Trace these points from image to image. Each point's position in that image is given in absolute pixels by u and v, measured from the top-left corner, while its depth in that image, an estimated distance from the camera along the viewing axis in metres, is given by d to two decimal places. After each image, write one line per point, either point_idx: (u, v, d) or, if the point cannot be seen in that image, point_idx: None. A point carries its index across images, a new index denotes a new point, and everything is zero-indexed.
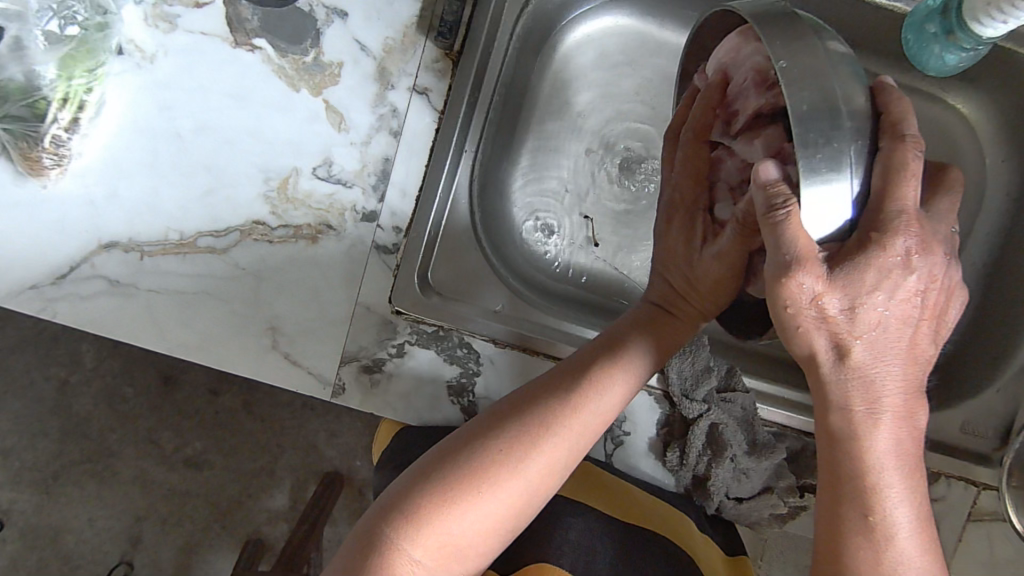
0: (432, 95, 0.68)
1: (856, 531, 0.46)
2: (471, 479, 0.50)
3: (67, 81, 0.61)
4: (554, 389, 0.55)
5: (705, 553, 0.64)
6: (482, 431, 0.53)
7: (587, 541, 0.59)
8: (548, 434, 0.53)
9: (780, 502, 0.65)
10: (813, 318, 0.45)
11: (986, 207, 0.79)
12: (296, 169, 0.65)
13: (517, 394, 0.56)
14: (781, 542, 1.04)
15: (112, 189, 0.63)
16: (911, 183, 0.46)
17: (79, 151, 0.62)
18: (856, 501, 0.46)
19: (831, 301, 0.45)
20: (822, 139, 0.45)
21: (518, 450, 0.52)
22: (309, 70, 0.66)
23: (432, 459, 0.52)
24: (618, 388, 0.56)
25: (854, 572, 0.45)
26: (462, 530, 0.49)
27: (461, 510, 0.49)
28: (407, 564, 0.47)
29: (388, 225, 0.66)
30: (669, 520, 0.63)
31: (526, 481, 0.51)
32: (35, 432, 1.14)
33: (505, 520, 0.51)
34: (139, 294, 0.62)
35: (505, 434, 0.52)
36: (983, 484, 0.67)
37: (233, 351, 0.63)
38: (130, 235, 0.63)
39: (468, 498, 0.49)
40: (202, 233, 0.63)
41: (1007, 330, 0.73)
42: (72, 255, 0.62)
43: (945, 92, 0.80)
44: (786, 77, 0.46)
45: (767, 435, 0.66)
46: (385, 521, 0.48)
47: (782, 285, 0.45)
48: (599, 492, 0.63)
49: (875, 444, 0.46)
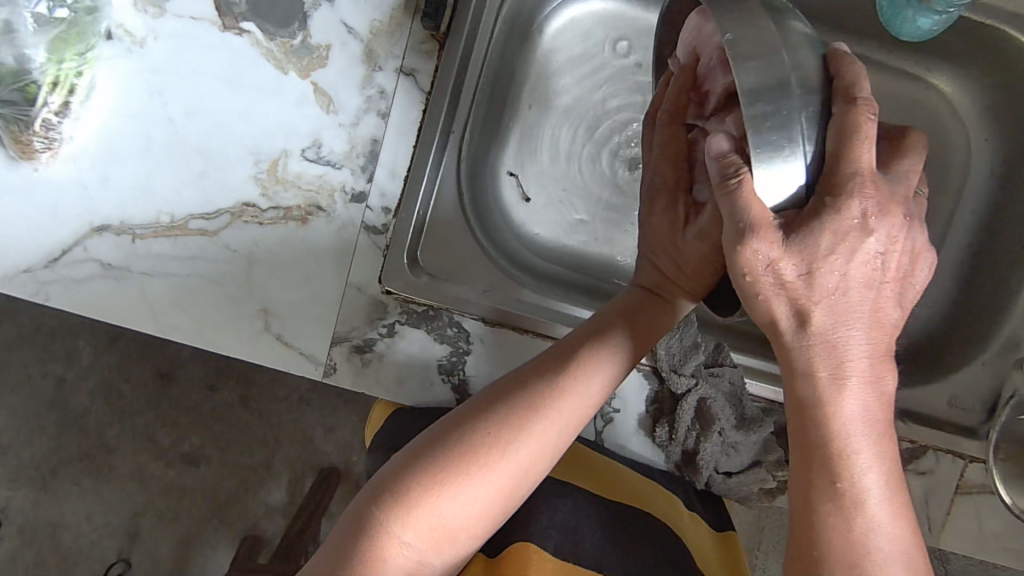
0: (420, 77, 0.68)
1: (826, 500, 0.46)
2: (461, 465, 0.50)
3: (57, 64, 0.61)
4: (541, 374, 0.55)
5: (694, 534, 0.65)
6: (471, 416, 0.53)
7: (574, 520, 0.59)
8: (537, 418, 0.53)
9: (768, 476, 0.65)
10: (772, 284, 0.46)
11: (973, 185, 0.78)
12: (285, 151, 0.65)
13: (505, 379, 0.56)
14: (775, 530, 1.08)
15: (103, 174, 0.64)
16: (865, 145, 0.46)
17: (71, 135, 0.63)
18: (825, 469, 0.47)
19: (788, 267, 0.45)
20: (771, 108, 0.47)
21: (507, 433, 0.52)
22: (297, 53, 0.66)
23: (420, 444, 0.52)
24: (604, 373, 0.57)
25: (825, 540, 0.46)
26: (453, 514, 0.49)
27: (452, 492, 0.49)
28: (397, 546, 0.48)
29: (378, 207, 0.66)
30: (660, 503, 0.64)
31: (516, 464, 0.52)
32: (33, 428, 1.14)
33: (494, 504, 0.51)
34: (131, 277, 0.63)
35: (492, 419, 0.52)
36: (970, 457, 0.67)
37: (224, 331, 0.64)
38: (122, 218, 0.64)
39: (456, 481, 0.50)
40: (193, 216, 0.64)
41: (993, 306, 0.73)
42: (65, 239, 0.63)
43: (928, 71, 0.80)
44: (732, 50, 0.48)
45: (755, 409, 0.66)
46: (375, 504, 0.49)
47: (738, 253, 0.46)
48: (589, 473, 0.64)
49: (840, 410, 0.46)
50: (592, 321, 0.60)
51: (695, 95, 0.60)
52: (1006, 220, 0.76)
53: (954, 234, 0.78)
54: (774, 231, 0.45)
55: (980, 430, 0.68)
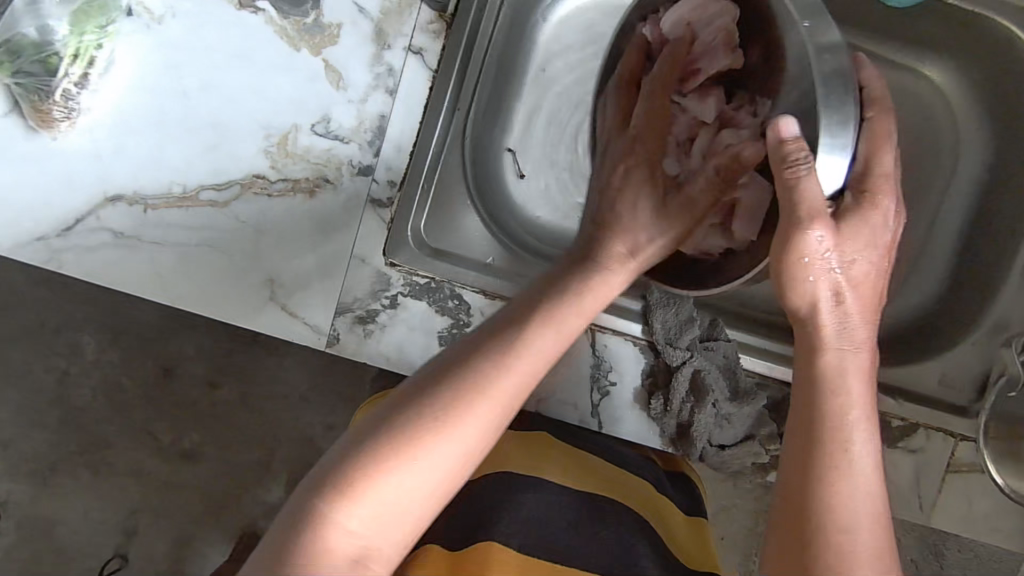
0: (427, 55, 0.70)
1: (829, 468, 0.49)
2: (399, 456, 0.46)
3: (79, 37, 0.64)
4: (478, 352, 0.51)
5: (662, 513, 0.65)
6: (418, 391, 0.49)
7: (541, 511, 0.61)
8: (480, 398, 0.49)
9: (761, 449, 0.67)
10: (824, 266, 0.51)
11: (964, 174, 0.80)
12: (296, 125, 0.67)
13: (450, 351, 0.52)
14: None
15: (119, 144, 0.66)
16: (889, 150, 0.55)
17: (88, 107, 0.65)
18: (830, 438, 0.49)
19: (834, 253, 0.51)
20: (837, 105, 0.54)
21: (456, 406, 0.48)
22: (309, 31, 0.68)
23: (363, 427, 0.48)
24: (546, 347, 0.53)
25: (825, 504, 0.48)
26: (402, 495, 0.46)
27: (400, 473, 0.46)
28: (343, 536, 0.44)
29: (383, 179, 0.68)
30: (623, 486, 0.65)
31: (467, 438, 0.48)
32: (35, 422, 1.16)
33: (449, 483, 0.48)
34: (142, 245, 0.65)
35: (430, 401, 0.48)
36: (960, 434, 0.69)
37: (232, 300, 0.66)
38: (135, 188, 0.66)
39: (406, 461, 0.46)
40: (204, 187, 0.66)
41: (983, 292, 0.74)
42: (79, 207, 0.65)
43: (920, 61, 0.81)
44: (816, 43, 0.54)
45: (748, 383, 0.68)
46: (316, 494, 0.45)
47: (800, 233, 0.50)
48: (551, 460, 0.65)
49: (852, 384, 0.51)
50: (530, 300, 0.56)
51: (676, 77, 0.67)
52: (995, 208, 0.77)
53: (945, 221, 0.79)
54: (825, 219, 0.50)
55: (970, 409, 0.70)
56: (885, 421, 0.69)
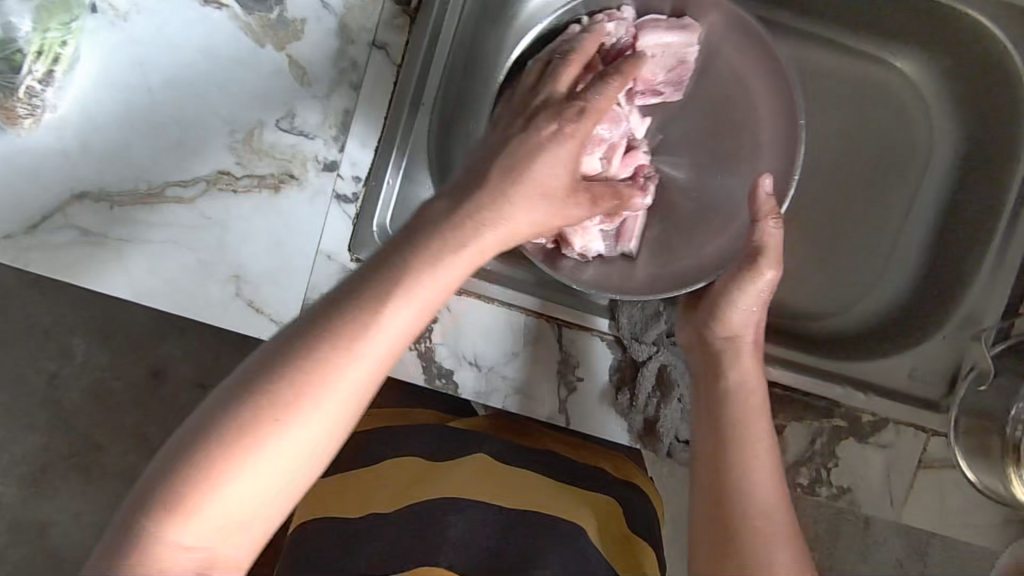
0: (392, 50, 0.70)
1: (741, 489, 0.59)
2: (221, 464, 0.45)
3: (43, 34, 0.64)
4: (313, 346, 0.47)
5: (600, 527, 0.66)
6: (241, 390, 0.47)
7: (471, 527, 0.62)
8: (309, 402, 0.47)
9: None
10: (756, 300, 0.63)
11: (936, 167, 0.80)
12: (261, 122, 0.67)
13: (280, 339, 0.48)
14: None
15: (85, 141, 0.66)
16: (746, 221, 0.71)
17: (54, 104, 0.65)
18: (739, 463, 0.60)
19: (762, 293, 0.63)
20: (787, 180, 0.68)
21: (277, 411, 0.46)
22: (274, 26, 0.68)
23: (187, 433, 0.46)
24: (393, 336, 0.49)
25: (744, 517, 0.57)
26: (233, 504, 0.46)
27: (225, 484, 0.45)
28: (175, 548, 0.45)
29: (349, 175, 0.69)
30: (568, 508, 0.66)
31: (292, 440, 0.46)
32: (24, 426, 1.14)
33: (284, 484, 0.47)
34: (110, 243, 0.66)
35: (254, 403, 0.46)
36: (932, 430, 0.68)
37: (200, 297, 0.67)
38: (101, 185, 0.66)
39: (230, 471, 0.45)
40: (170, 183, 0.67)
41: (955, 286, 0.74)
42: (48, 205, 0.65)
43: (891, 54, 0.81)
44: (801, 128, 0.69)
45: None
46: (141, 511, 0.45)
47: (751, 274, 0.63)
48: (480, 476, 0.67)
49: (754, 412, 0.62)
50: (370, 273, 0.50)
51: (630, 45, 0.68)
52: (967, 204, 0.77)
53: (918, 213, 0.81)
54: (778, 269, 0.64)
55: (940, 405, 0.69)
56: (853, 415, 0.68)
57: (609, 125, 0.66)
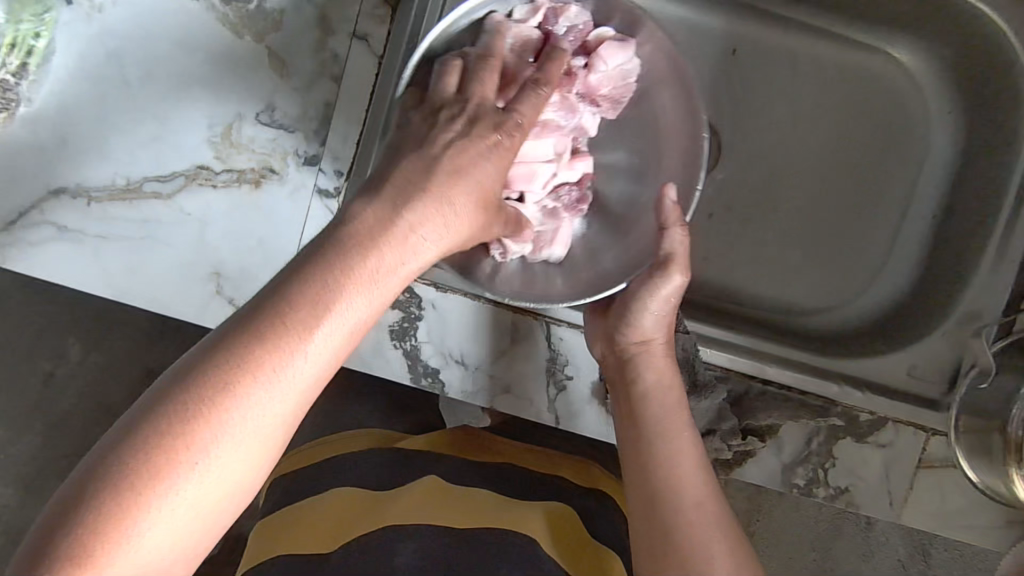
0: (373, 41, 0.68)
1: (673, 479, 0.57)
2: (119, 521, 0.37)
3: (16, 26, 0.63)
4: (230, 373, 0.40)
5: (558, 537, 0.66)
6: (152, 419, 0.39)
7: (421, 549, 0.61)
8: (240, 424, 0.40)
9: (723, 446, 0.65)
10: (660, 308, 0.62)
11: (936, 161, 0.79)
12: (239, 115, 0.66)
13: (198, 355, 0.41)
14: (771, 533, 1.08)
15: (61, 136, 0.64)
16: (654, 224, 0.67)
17: (28, 97, 0.64)
18: (662, 452, 0.58)
19: (668, 299, 0.62)
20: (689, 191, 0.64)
21: (204, 439, 0.39)
22: (253, 17, 0.66)
23: (86, 476, 0.38)
24: (325, 354, 0.43)
25: (683, 508, 0.56)
26: (152, 552, 0.38)
27: (142, 531, 0.38)
28: None
29: (330, 169, 0.67)
30: (524, 521, 0.65)
31: (221, 470, 0.40)
32: (20, 427, 1.11)
33: (212, 520, 0.41)
34: (87, 240, 0.65)
35: (156, 442, 0.38)
36: (932, 429, 0.66)
37: (180, 296, 0.65)
38: (77, 181, 0.64)
39: (148, 515, 0.38)
40: (148, 178, 0.65)
41: (953, 279, 0.72)
42: (24, 202, 0.64)
43: (888, 43, 0.79)
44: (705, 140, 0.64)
45: (708, 375, 0.65)
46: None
47: (655, 282, 0.61)
48: (436, 501, 0.67)
49: (671, 401, 0.61)
50: (300, 272, 0.43)
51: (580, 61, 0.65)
52: (966, 195, 0.76)
53: (917, 209, 0.79)
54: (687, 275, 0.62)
55: (941, 403, 0.67)
56: (850, 413, 0.66)
57: (559, 109, 0.64)
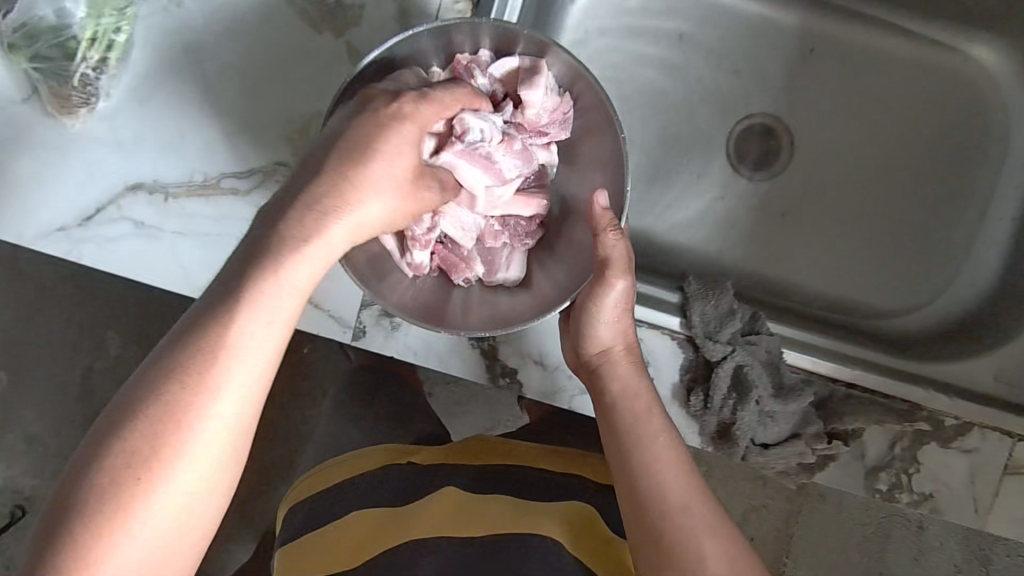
0: None
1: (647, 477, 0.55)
2: (100, 528, 0.40)
3: (97, 20, 0.60)
4: (176, 383, 0.41)
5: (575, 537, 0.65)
6: (108, 437, 0.41)
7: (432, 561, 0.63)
8: (190, 432, 0.41)
9: (808, 450, 0.63)
10: (612, 310, 0.58)
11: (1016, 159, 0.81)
12: (317, 112, 0.65)
13: (149, 372, 0.42)
14: (810, 537, 1.07)
15: (139, 132, 0.64)
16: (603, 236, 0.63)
17: (108, 92, 0.63)
18: (638, 449, 0.56)
19: (617, 303, 0.58)
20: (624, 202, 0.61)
21: (156, 450, 0.40)
22: (332, 13, 0.65)
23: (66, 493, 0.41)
24: (259, 354, 0.42)
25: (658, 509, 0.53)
26: (133, 555, 0.41)
27: (120, 537, 0.40)
28: None
29: None
30: (535, 521, 0.65)
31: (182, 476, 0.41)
32: (58, 419, 1.10)
33: (188, 519, 0.42)
34: (164, 236, 0.64)
35: (117, 454, 0.40)
36: (1018, 434, 0.65)
37: None
38: (154, 176, 0.64)
39: (122, 523, 0.40)
40: (225, 174, 0.65)
41: None
42: (100, 197, 0.64)
43: (971, 43, 0.82)
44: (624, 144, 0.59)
45: (794, 379, 0.65)
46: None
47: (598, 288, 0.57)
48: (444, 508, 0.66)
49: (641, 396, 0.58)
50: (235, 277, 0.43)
51: (508, 107, 0.62)
52: None
53: (998, 209, 0.81)
54: (630, 274, 0.58)
55: None
56: (936, 419, 0.65)
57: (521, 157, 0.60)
